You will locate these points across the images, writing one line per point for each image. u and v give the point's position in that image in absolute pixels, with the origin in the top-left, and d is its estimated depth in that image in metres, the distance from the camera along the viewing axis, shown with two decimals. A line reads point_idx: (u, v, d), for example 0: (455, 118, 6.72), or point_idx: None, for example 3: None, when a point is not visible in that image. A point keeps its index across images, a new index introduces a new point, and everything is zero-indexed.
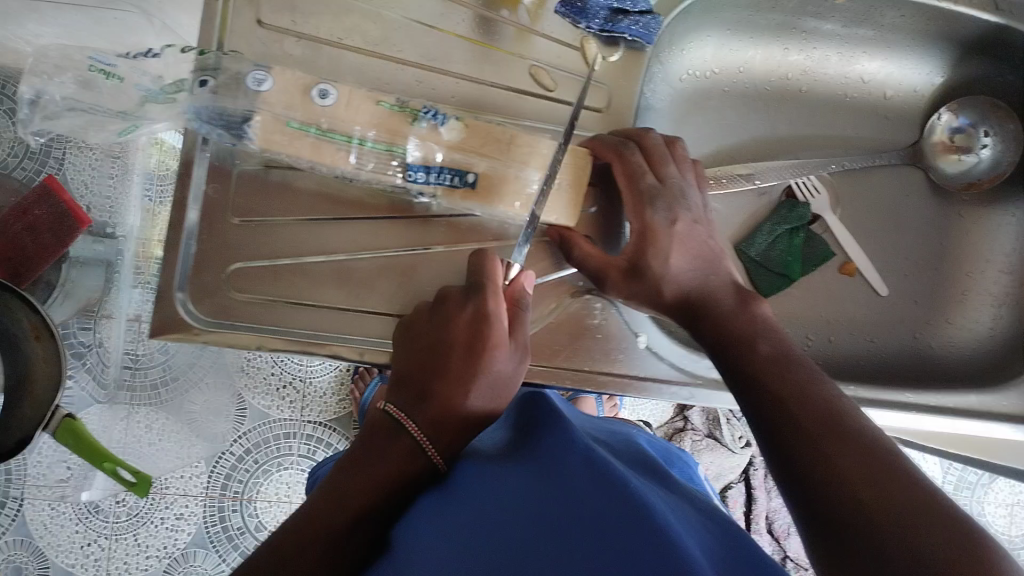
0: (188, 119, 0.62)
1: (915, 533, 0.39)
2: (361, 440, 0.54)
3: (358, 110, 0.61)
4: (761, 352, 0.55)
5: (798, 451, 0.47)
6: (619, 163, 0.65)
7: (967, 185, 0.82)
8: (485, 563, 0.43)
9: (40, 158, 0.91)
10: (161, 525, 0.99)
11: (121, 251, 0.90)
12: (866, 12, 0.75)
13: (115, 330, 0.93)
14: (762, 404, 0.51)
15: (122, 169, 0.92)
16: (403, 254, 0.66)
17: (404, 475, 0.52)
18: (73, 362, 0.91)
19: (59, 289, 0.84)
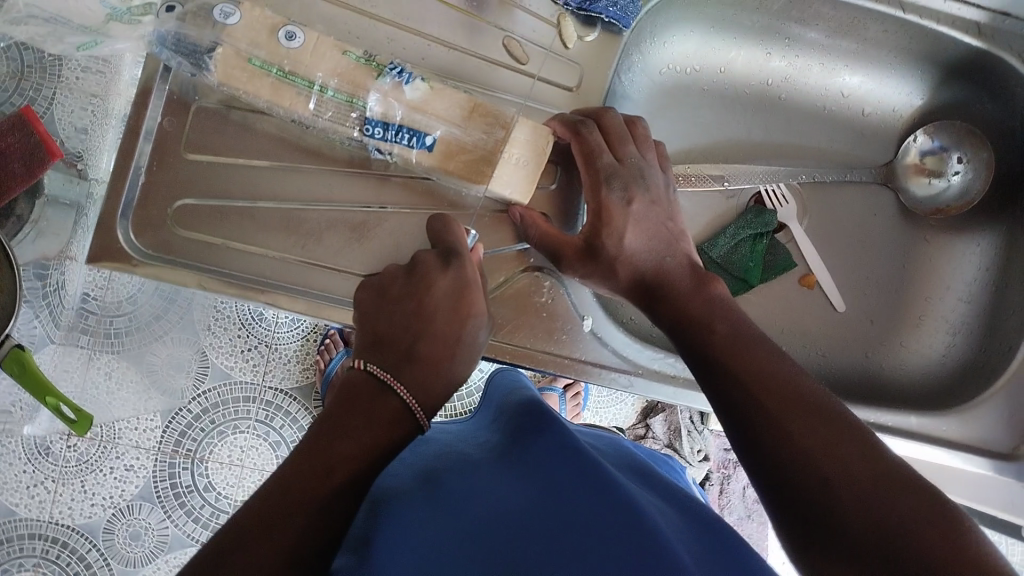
0: (151, 43, 0.61)
1: (882, 504, 0.45)
2: (338, 404, 0.53)
3: (322, 57, 0.61)
4: (719, 332, 0.56)
5: (764, 440, 0.50)
6: (579, 142, 0.64)
7: (936, 210, 0.82)
8: (477, 528, 0.47)
9: (26, 93, 0.87)
10: (109, 474, 0.96)
11: (90, 195, 0.89)
12: (851, 24, 0.75)
13: (78, 272, 0.93)
14: (728, 394, 0.53)
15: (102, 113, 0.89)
16: (355, 210, 0.65)
17: (392, 438, 0.53)
18: (31, 302, 0.91)
19: (29, 225, 0.88)
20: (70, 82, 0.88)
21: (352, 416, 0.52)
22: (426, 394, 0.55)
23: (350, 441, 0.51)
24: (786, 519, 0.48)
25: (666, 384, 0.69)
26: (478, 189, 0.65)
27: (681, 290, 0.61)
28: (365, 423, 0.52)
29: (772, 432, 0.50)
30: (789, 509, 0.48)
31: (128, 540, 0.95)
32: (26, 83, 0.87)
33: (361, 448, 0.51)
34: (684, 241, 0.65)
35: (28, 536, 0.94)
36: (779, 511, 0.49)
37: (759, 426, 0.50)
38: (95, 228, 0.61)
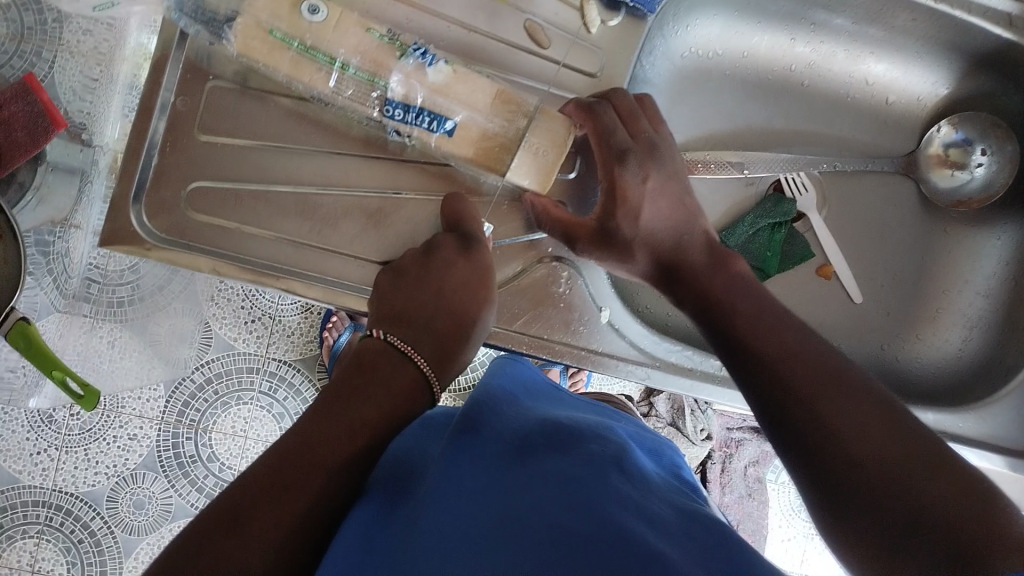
0: (168, 8, 0.60)
1: (921, 490, 0.44)
2: (357, 367, 0.54)
3: (345, 33, 0.59)
4: (742, 312, 0.57)
5: (793, 416, 0.50)
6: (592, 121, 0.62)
7: (956, 204, 0.81)
8: (489, 521, 0.44)
9: (29, 58, 0.86)
10: (113, 443, 0.95)
11: (96, 161, 0.87)
12: (880, 11, 0.73)
13: (83, 242, 0.90)
14: (755, 377, 0.53)
15: (106, 80, 0.86)
16: (371, 196, 0.64)
17: (410, 406, 0.54)
18: (36, 269, 0.88)
19: (32, 193, 0.85)
20: (73, 45, 0.87)
21: (370, 381, 0.53)
22: (442, 367, 0.57)
23: (371, 407, 0.52)
24: (817, 501, 0.48)
25: (683, 377, 0.69)
26: (496, 177, 0.64)
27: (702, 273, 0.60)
28: (385, 391, 0.53)
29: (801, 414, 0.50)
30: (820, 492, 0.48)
31: (133, 508, 0.96)
32: (26, 47, 0.86)
33: (383, 416, 0.53)
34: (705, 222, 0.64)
35: (33, 503, 0.94)
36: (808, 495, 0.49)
37: (788, 403, 0.50)
38: (107, 207, 0.60)
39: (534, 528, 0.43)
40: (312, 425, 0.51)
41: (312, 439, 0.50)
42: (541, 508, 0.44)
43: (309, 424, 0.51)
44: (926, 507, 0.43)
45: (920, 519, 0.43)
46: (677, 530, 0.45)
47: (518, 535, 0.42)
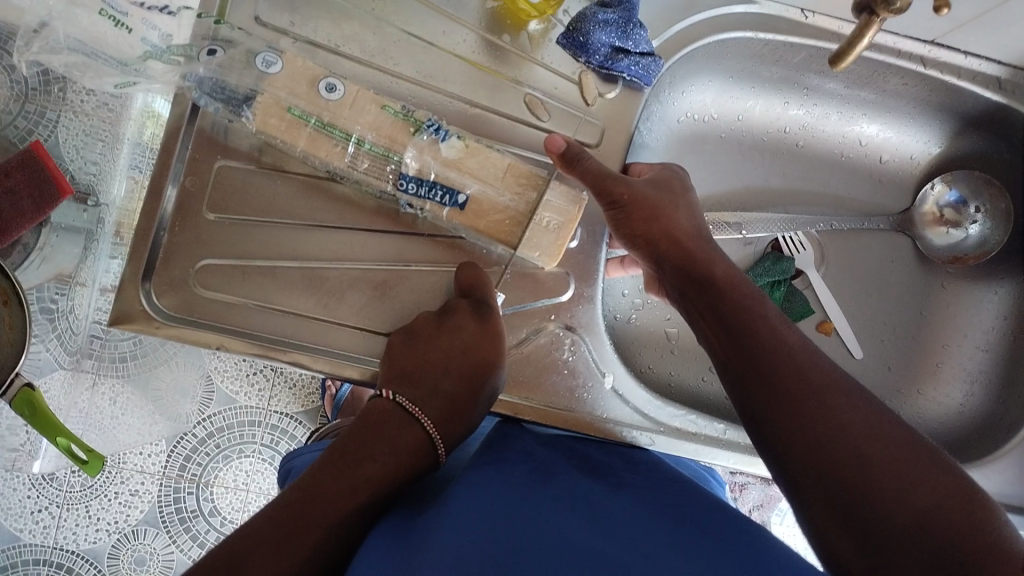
0: (188, 88, 0.63)
1: (939, 538, 0.44)
2: (365, 427, 0.55)
3: (361, 110, 0.62)
4: (764, 341, 0.55)
5: (816, 439, 0.49)
6: (580, 176, 0.62)
7: (953, 258, 0.82)
8: (501, 544, 0.45)
9: (32, 118, 0.87)
10: (114, 500, 0.97)
11: (103, 220, 0.89)
12: (871, 77, 0.74)
13: (88, 297, 0.91)
14: (760, 406, 0.53)
15: (112, 139, 0.89)
16: (380, 268, 0.65)
17: (413, 465, 0.55)
18: (42, 325, 0.90)
19: (36, 253, 0.85)
20: (75, 105, 0.88)
21: (376, 438, 0.54)
22: (450, 429, 0.57)
23: (377, 464, 0.53)
24: (817, 514, 0.48)
25: (688, 442, 0.69)
26: (505, 249, 0.65)
27: (710, 309, 0.58)
28: (392, 448, 0.54)
29: (788, 438, 0.50)
30: (818, 505, 0.48)
31: (133, 565, 0.96)
32: (30, 107, 0.87)
33: (387, 473, 0.53)
34: (718, 255, 0.61)
35: (33, 562, 0.95)
36: (805, 509, 0.49)
37: (799, 429, 0.50)
38: (116, 288, 0.61)
39: (545, 552, 0.43)
40: (317, 476, 0.51)
41: (315, 491, 0.50)
42: (545, 539, 0.45)
43: (313, 477, 0.51)
44: (935, 527, 0.44)
45: (921, 531, 0.44)
46: (691, 555, 0.46)
47: (508, 563, 0.43)
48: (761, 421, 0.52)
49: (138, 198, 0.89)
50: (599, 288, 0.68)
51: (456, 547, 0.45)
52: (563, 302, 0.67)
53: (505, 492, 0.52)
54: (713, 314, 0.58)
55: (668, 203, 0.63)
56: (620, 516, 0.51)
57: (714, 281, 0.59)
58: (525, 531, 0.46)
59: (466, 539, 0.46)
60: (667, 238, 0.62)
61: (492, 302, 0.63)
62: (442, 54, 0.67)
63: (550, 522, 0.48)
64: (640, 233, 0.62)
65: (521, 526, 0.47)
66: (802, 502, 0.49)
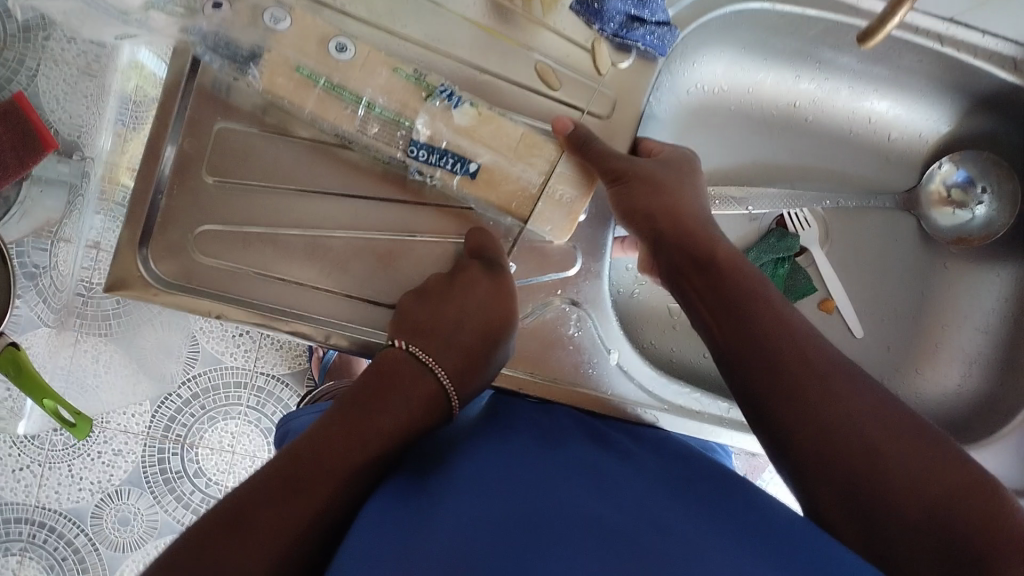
0: (193, 43, 0.61)
1: (945, 514, 0.44)
2: (377, 376, 0.54)
3: (371, 73, 0.60)
4: (767, 318, 0.54)
5: (820, 419, 0.49)
6: (587, 160, 0.61)
7: (958, 240, 0.82)
8: (520, 506, 0.44)
9: (11, 66, 0.84)
10: (97, 459, 0.95)
11: (87, 173, 0.86)
12: (886, 52, 0.73)
13: (73, 255, 0.89)
14: (760, 383, 0.52)
15: (99, 92, 0.86)
16: (383, 238, 0.63)
17: (427, 419, 0.54)
18: (23, 282, 0.88)
19: (17, 207, 0.84)
20: (56, 54, 0.85)
21: (392, 391, 0.53)
22: (465, 383, 0.56)
23: (390, 416, 0.52)
24: (826, 497, 0.48)
25: (691, 420, 0.68)
26: (516, 222, 0.63)
27: (710, 291, 0.57)
28: (405, 400, 0.53)
29: (792, 421, 0.50)
30: (827, 490, 0.48)
31: (117, 525, 0.95)
32: (8, 54, 0.84)
33: (401, 425, 0.52)
34: (717, 238, 0.60)
35: (15, 519, 0.94)
36: (812, 494, 0.49)
37: (804, 406, 0.50)
38: (113, 254, 0.59)
39: (567, 513, 0.43)
40: (328, 427, 0.51)
41: (325, 443, 0.49)
42: (549, 503, 0.44)
43: (324, 429, 0.50)
44: (942, 505, 0.44)
45: (933, 520, 0.44)
46: (698, 520, 0.45)
47: (534, 524, 0.42)
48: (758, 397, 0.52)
49: (122, 150, 0.84)
50: (606, 264, 0.67)
51: (473, 510, 0.44)
52: (570, 277, 0.66)
53: (521, 454, 0.51)
54: (714, 296, 0.57)
55: (672, 183, 0.61)
56: (631, 482, 0.50)
57: (716, 263, 0.58)
58: (544, 493, 0.45)
59: (482, 502, 0.45)
60: (670, 218, 0.60)
61: (504, 262, 0.61)
62: (450, 17, 0.65)
63: (569, 485, 0.47)
64: (641, 210, 0.60)
65: (539, 488, 0.46)
66: (809, 488, 0.49)
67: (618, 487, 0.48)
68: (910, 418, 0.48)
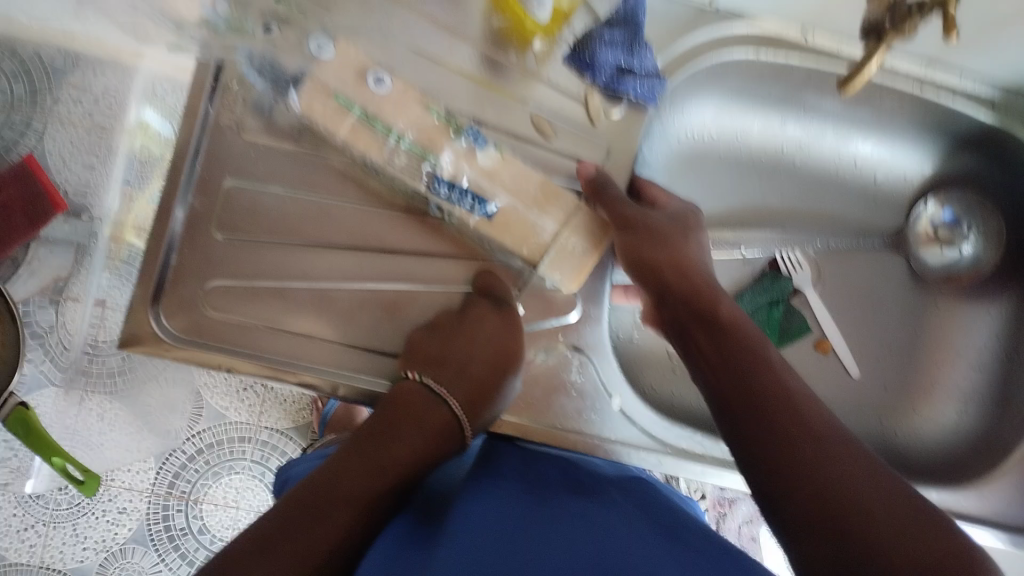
0: (239, 62, 0.65)
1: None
2: (392, 407, 0.58)
3: (405, 107, 0.63)
4: (764, 362, 0.56)
5: (811, 460, 0.50)
6: (599, 209, 0.64)
7: (948, 277, 0.84)
8: (508, 565, 0.46)
9: (19, 129, 0.87)
10: (101, 518, 0.96)
11: (95, 234, 0.89)
12: (869, 97, 0.76)
13: (81, 314, 0.91)
14: (751, 415, 0.53)
15: (106, 153, 0.90)
16: (387, 289, 0.65)
17: (439, 447, 0.59)
18: (33, 344, 0.90)
19: (25, 267, 0.86)
20: (64, 115, 0.89)
21: (409, 424, 0.57)
22: (477, 412, 0.60)
23: (404, 446, 0.56)
24: (806, 542, 0.48)
25: (694, 463, 0.70)
26: (526, 266, 0.65)
27: (710, 343, 0.59)
28: (419, 430, 0.57)
29: (785, 473, 0.50)
30: (814, 543, 0.47)
31: None
32: (15, 117, 0.87)
33: (414, 454, 0.56)
34: (718, 295, 0.62)
35: None
36: (799, 547, 0.48)
37: (796, 441, 0.51)
38: (125, 311, 0.61)
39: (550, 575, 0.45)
40: (349, 460, 0.54)
41: (344, 472, 0.53)
42: (533, 574, 0.45)
43: (344, 460, 0.54)
44: (920, 573, 0.43)
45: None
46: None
47: None
48: (746, 434, 0.53)
49: (132, 209, 0.89)
50: (604, 308, 0.69)
51: (463, 568, 0.47)
52: (570, 323, 0.67)
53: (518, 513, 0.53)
54: (712, 346, 0.59)
55: (677, 239, 0.64)
56: (623, 534, 0.50)
57: (720, 320, 0.60)
58: (529, 555, 0.48)
59: (473, 561, 0.47)
60: (675, 273, 0.62)
61: (509, 300, 0.65)
62: (449, 73, 0.68)
63: (558, 543, 0.49)
64: (649, 263, 0.63)
65: (526, 549, 0.48)
66: (796, 544, 0.48)
67: (613, 543, 0.49)
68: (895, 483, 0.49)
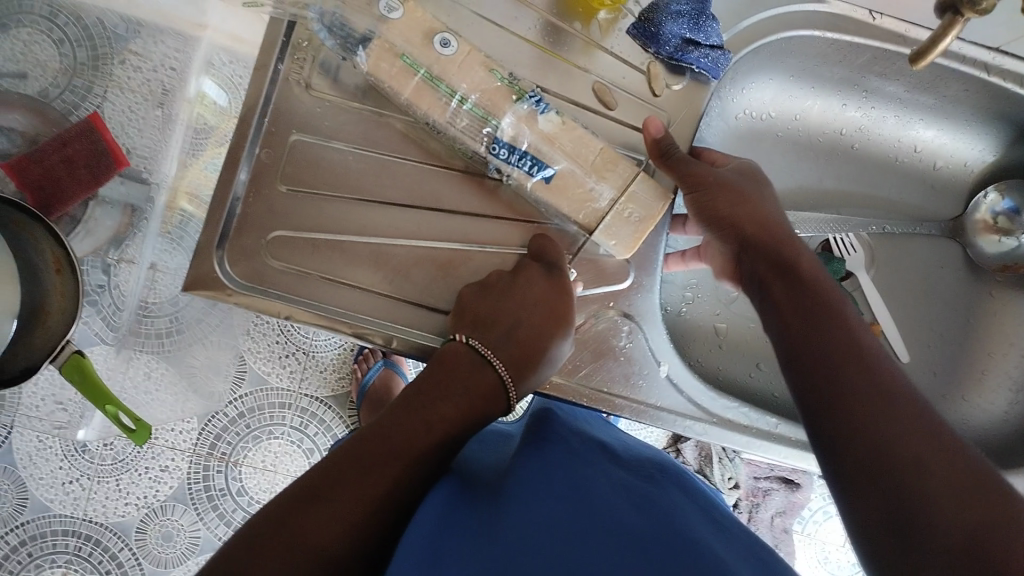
0: (311, 20, 0.65)
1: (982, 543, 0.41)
2: (438, 366, 0.57)
3: (469, 70, 0.64)
4: (840, 325, 0.55)
5: (879, 419, 0.48)
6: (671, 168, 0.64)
7: (1004, 267, 0.83)
8: (556, 518, 0.46)
9: (82, 93, 0.88)
10: (144, 474, 0.98)
11: (151, 198, 0.91)
12: (932, 81, 0.75)
13: (134, 279, 0.93)
14: (820, 376, 0.53)
15: (165, 120, 0.92)
16: (442, 247, 0.66)
17: (484, 409, 0.57)
18: (88, 306, 0.91)
19: (82, 225, 0.86)
20: (122, 81, 0.90)
21: (454, 381, 0.56)
22: (520, 378, 0.58)
23: (450, 403, 0.55)
24: (864, 500, 0.47)
25: (739, 434, 0.70)
26: (582, 233, 0.66)
27: (787, 301, 0.58)
28: (464, 390, 0.56)
29: (847, 428, 0.49)
30: (869, 506, 0.46)
31: (161, 540, 0.98)
32: (77, 82, 0.88)
33: (460, 412, 0.55)
34: (799, 252, 0.60)
35: (62, 532, 0.96)
36: (853, 509, 0.47)
37: (865, 401, 0.50)
38: (192, 255, 0.62)
39: (596, 529, 0.45)
40: (396, 416, 0.53)
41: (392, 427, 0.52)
42: (577, 531, 0.45)
43: (392, 414, 0.54)
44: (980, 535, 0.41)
45: (971, 543, 0.41)
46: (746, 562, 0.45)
47: (568, 539, 0.44)
48: (816, 395, 0.52)
49: (189, 174, 0.93)
50: (656, 277, 0.68)
51: (518, 517, 0.47)
52: (621, 290, 0.68)
53: (566, 471, 0.54)
54: (789, 305, 0.58)
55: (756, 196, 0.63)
56: (671, 508, 0.50)
57: (797, 278, 0.58)
58: (573, 511, 0.47)
59: (526, 510, 0.48)
60: (755, 226, 0.62)
61: (558, 265, 0.63)
62: (514, 39, 0.68)
63: (606, 501, 0.49)
64: (725, 216, 0.62)
65: (568, 506, 0.48)
66: (855, 501, 0.47)
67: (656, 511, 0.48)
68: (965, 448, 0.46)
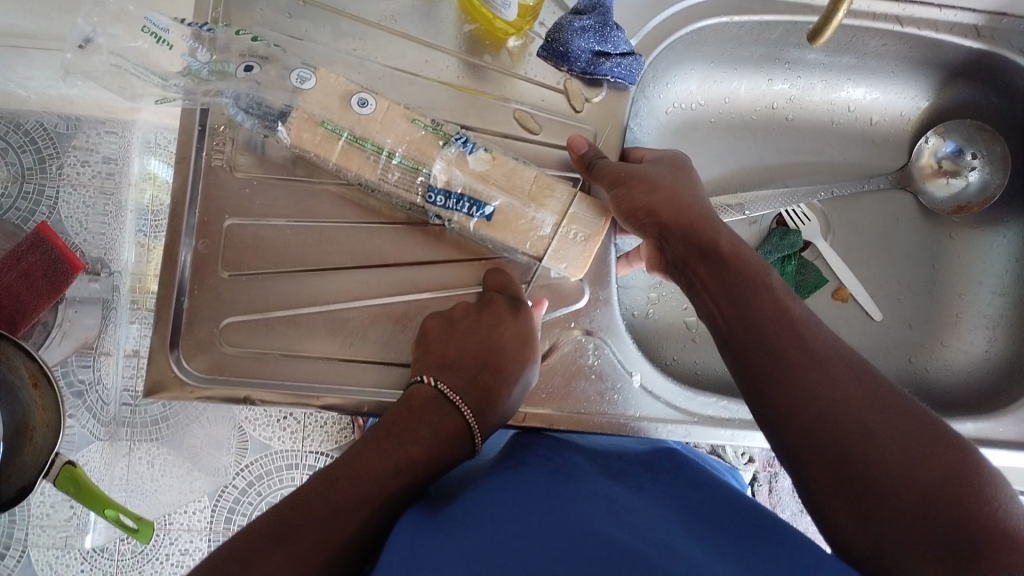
0: (227, 104, 0.64)
1: (929, 512, 0.44)
2: (407, 409, 0.56)
3: (391, 124, 0.63)
4: (771, 296, 0.55)
5: (820, 389, 0.49)
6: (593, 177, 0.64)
7: (959, 208, 0.84)
8: (544, 514, 0.46)
9: (34, 198, 0.87)
10: (166, 561, 0.96)
11: (117, 287, 0.87)
12: (850, 42, 0.75)
13: (114, 368, 0.87)
14: (758, 349, 0.53)
15: (116, 207, 0.90)
16: (397, 301, 0.66)
17: (451, 454, 0.56)
18: (73, 400, 0.85)
19: (56, 330, 0.82)
20: (72, 178, 0.89)
21: (420, 424, 0.55)
22: (485, 419, 0.58)
23: (418, 447, 0.54)
24: (813, 469, 0.48)
25: (723, 428, 0.69)
26: (530, 258, 0.66)
27: (713, 279, 0.58)
28: (433, 434, 0.55)
29: (786, 402, 0.50)
30: (818, 470, 0.48)
31: None
32: (27, 186, 0.87)
33: (428, 457, 0.54)
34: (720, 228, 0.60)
35: None
36: (802, 473, 0.49)
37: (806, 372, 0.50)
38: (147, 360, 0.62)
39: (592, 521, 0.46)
40: (360, 461, 0.52)
41: (360, 469, 0.52)
42: (567, 523, 0.45)
43: (360, 455, 0.53)
44: (928, 501, 0.44)
45: (925, 506, 0.44)
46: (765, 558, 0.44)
47: (562, 528, 0.44)
48: (755, 368, 0.52)
49: (148, 259, 0.87)
50: (613, 290, 0.69)
51: (499, 520, 0.47)
52: (581, 309, 0.68)
53: (544, 475, 0.54)
54: (717, 282, 0.57)
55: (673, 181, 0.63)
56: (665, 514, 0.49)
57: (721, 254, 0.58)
58: (561, 507, 0.48)
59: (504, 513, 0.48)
60: (673, 210, 0.61)
61: (522, 301, 0.63)
62: (429, 83, 0.68)
63: (586, 498, 0.49)
64: (643, 207, 0.62)
65: (554, 504, 0.48)
66: (801, 471, 0.49)
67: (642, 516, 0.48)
68: (907, 405, 0.48)
